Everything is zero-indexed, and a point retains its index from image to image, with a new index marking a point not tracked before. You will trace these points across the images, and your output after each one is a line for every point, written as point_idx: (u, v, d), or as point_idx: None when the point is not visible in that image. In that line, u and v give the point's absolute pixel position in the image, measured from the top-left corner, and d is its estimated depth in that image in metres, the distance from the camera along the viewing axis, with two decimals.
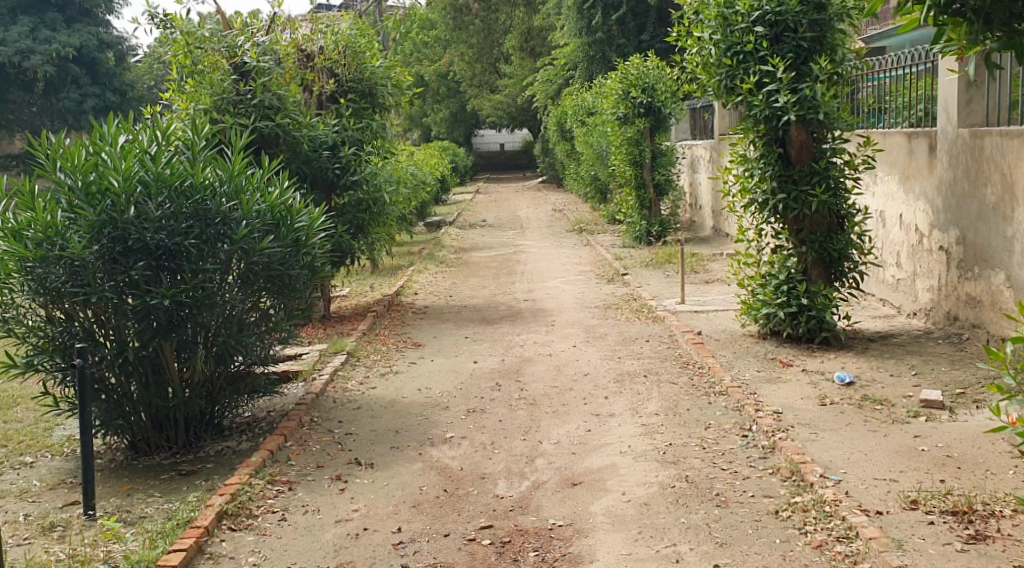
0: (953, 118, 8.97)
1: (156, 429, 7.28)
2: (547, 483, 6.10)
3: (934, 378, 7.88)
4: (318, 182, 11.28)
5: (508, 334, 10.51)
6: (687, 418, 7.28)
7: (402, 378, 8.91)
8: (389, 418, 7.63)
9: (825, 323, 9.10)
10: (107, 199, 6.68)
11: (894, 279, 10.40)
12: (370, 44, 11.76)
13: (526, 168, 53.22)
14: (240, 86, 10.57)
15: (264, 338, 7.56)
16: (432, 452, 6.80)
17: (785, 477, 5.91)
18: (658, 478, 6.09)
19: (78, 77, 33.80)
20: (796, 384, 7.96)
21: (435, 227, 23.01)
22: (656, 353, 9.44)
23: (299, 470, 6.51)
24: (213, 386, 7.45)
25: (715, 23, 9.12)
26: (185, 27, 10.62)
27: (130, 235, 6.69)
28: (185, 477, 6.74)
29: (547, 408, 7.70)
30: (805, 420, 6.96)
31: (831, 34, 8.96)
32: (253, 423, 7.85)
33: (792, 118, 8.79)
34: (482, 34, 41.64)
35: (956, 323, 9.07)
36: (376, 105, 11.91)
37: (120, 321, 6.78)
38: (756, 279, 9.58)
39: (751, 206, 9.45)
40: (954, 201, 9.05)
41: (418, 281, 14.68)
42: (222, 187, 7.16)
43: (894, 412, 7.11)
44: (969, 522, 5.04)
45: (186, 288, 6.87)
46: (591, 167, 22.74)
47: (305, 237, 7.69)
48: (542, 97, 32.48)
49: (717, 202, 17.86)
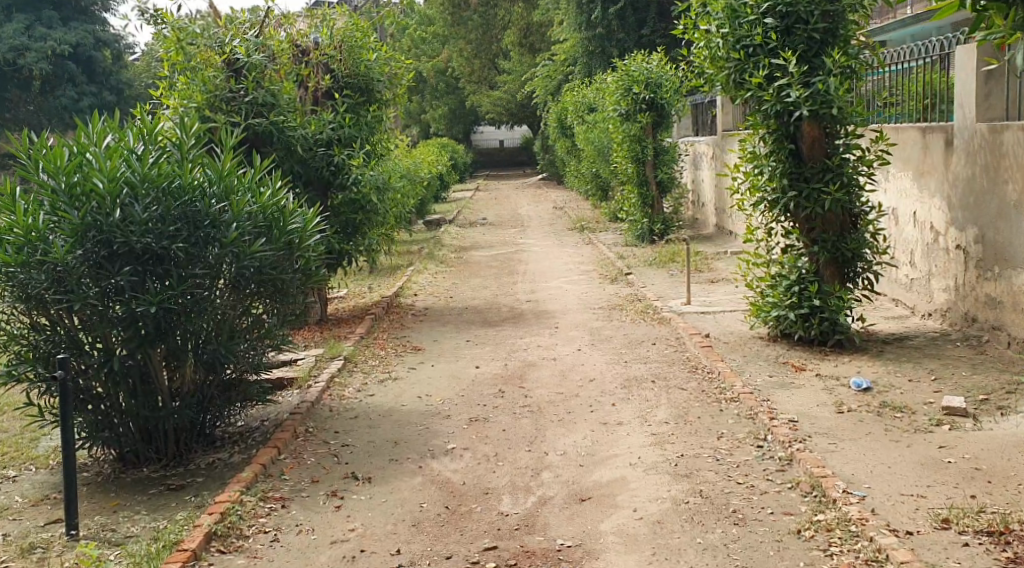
0: (971, 113, 8.71)
1: (145, 440, 6.96)
2: (553, 499, 5.78)
3: (955, 383, 7.57)
4: (312, 182, 11.05)
5: (510, 338, 10.21)
6: (699, 427, 6.97)
7: (401, 384, 8.60)
8: (388, 428, 7.33)
9: (839, 325, 8.81)
10: (91, 201, 6.35)
11: (907, 279, 10.10)
12: (366, 38, 11.44)
13: (527, 165, 52.86)
14: (233, 83, 10.33)
15: (257, 345, 7.25)
16: (433, 465, 6.49)
17: (805, 493, 5.61)
18: (671, 492, 5.78)
19: (75, 75, 33.42)
20: (810, 390, 7.64)
21: (435, 226, 22.65)
22: (663, 356, 9.13)
23: (293, 485, 6.20)
24: (205, 395, 7.13)
25: (723, 14, 8.79)
26: (175, 22, 10.36)
27: (116, 239, 6.35)
28: (174, 493, 6.43)
29: (553, 417, 7.39)
30: (822, 429, 6.66)
31: (844, 26, 8.66)
32: (246, 434, 7.53)
33: (804, 114, 8.48)
34: (481, 30, 41.34)
35: (975, 324, 8.76)
36: (373, 100, 11.52)
37: (105, 329, 6.44)
38: (766, 280, 9.28)
39: (761, 205, 9.14)
40: (972, 198, 8.76)
41: (417, 282, 14.36)
42: (211, 188, 6.85)
43: (916, 420, 6.81)
44: (1007, 544, 4.79)
45: (175, 294, 6.54)
46: (592, 164, 22.44)
47: (298, 240, 7.36)
48: (543, 94, 32.15)
49: (722, 200, 17.52)
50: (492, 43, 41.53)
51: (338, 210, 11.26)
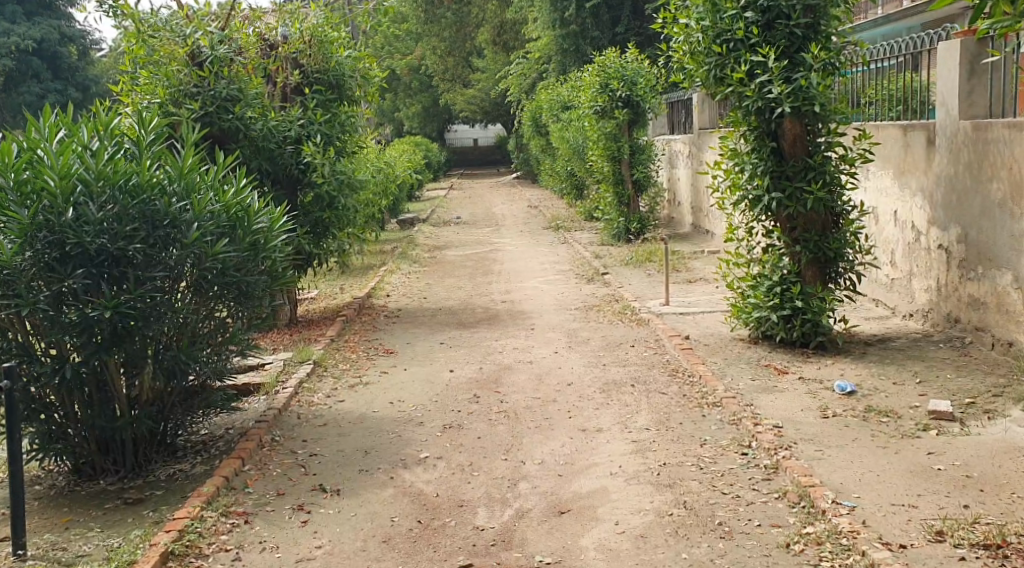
0: (954, 110, 8.52)
1: (101, 451, 6.69)
2: (531, 512, 5.53)
3: (941, 386, 7.38)
4: (281, 181, 10.73)
5: (485, 339, 9.93)
6: (681, 434, 6.73)
7: (373, 390, 8.30)
8: (358, 436, 7.04)
9: (822, 327, 8.61)
10: (42, 200, 6.05)
11: (888, 279, 9.92)
12: (337, 34, 11.17)
13: (501, 163, 52.50)
14: (198, 78, 10.00)
15: (221, 350, 6.95)
16: (405, 475, 6.21)
17: (793, 504, 5.38)
18: (654, 504, 5.54)
19: (39, 71, 32.87)
20: (794, 394, 7.43)
21: (409, 224, 22.32)
22: (642, 359, 8.89)
23: (258, 499, 5.91)
24: (165, 403, 6.83)
25: (703, 8, 8.57)
26: (135, 15, 10.06)
27: (68, 240, 6.05)
28: (131, 507, 6.17)
29: (529, 423, 7.13)
30: (808, 435, 6.43)
31: (825, 21, 8.44)
32: (210, 444, 7.23)
33: (786, 111, 8.25)
34: (454, 27, 40.95)
35: (958, 325, 8.59)
36: (344, 97, 11.22)
37: (57, 335, 6.14)
38: (747, 281, 9.06)
39: (742, 203, 8.92)
40: (954, 197, 8.58)
41: (390, 282, 14.04)
42: (171, 186, 6.53)
43: (903, 425, 6.60)
44: (1005, 558, 4.59)
45: (131, 298, 6.22)
46: (568, 162, 22.21)
47: (264, 241, 7.05)
48: (517, 92, 31.86)
49: (699, 198, 17.33)
50: (466, 40, 41.21)
51: (307, 209, 10.94)
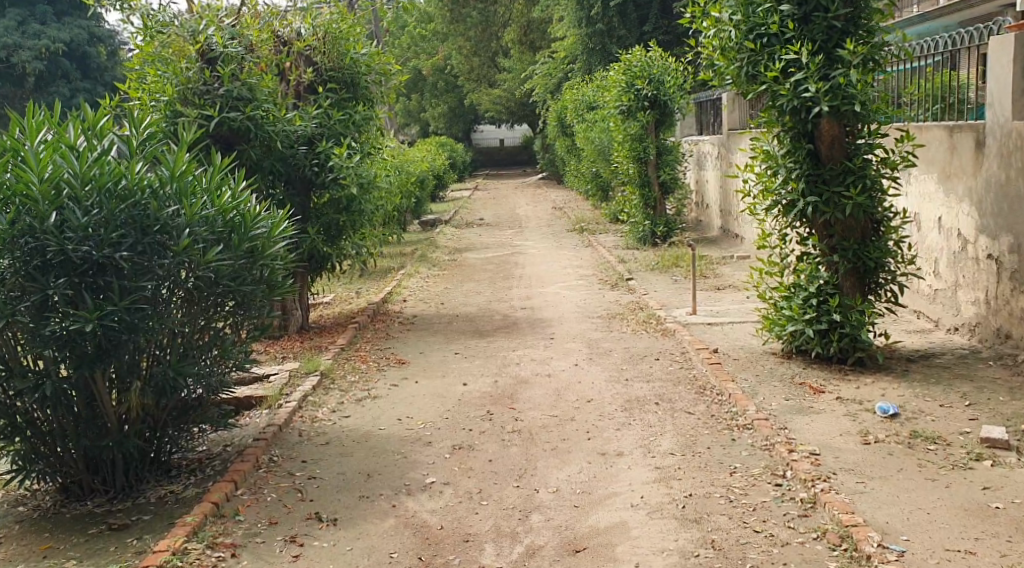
0: (1006, 109, 7.96)
1: (89, 470, 6.27)
2: (542, 550, 5.06)
3: (993, 410, 6.81)
4: (293, 182, 10.27)
5: (502, 350, 9.45)
6: (708, 460, 6.21)
7: (380, 405, 7.83)
8: (362, 457, 6.58)
9: (860, 342, 8.05)
10: (21, 203, 5.62)
11: (931, 290, 9.34)
12: (354, 30, 10.67)
13: (527, 163, 52.06)
14: (207, 74, 9.50)
15: (215, 364, 6.50)
16: (408, 504, 5.73)
17: (833, 546, 4.87)
18: (678, 543, 5.04)
19: (68, 72, 32.71)
20: (832, 416, 6.88)
21: (431, 225, 21.96)
22: (668, 374, 8.37)
23: (248, 528, 5.47)
24: (158, 419, 6.39)
25: (736, 1, 8.03)
26: (144, 10, 9.64)
27: (49, 247, 5.62)
28: (116, 533, 5.78)
29: (545, 445, 6.63)
30: (847, 464, 5.90)
31: (867, 15, 7.88)
32: (205, 462, 6.78)
33: (822, 110, 7.71)
34: (480, 26, 40.56)
35: (1010, 342, 8.00)
36: (359, 95, 10.76)
37: (37, 349, 5.72)
38: (780, 291, 8.50)
39: (774, 209, 8.36)
40: (1006, 204, 8.01)
41: (407, 287, 13.58)
42: (163, 189, 6.05)
43: (954, 453, 6.05)
44: None
45: (116, 309, 5.77)
46: (593, 164, 21.70)
47: (262, 247, 6.57)
48: (541, 94, 31.16)
49: (729, 201, 16.77)
50: (491, 40, 40.80)
51: (320, 212, 10.54)
